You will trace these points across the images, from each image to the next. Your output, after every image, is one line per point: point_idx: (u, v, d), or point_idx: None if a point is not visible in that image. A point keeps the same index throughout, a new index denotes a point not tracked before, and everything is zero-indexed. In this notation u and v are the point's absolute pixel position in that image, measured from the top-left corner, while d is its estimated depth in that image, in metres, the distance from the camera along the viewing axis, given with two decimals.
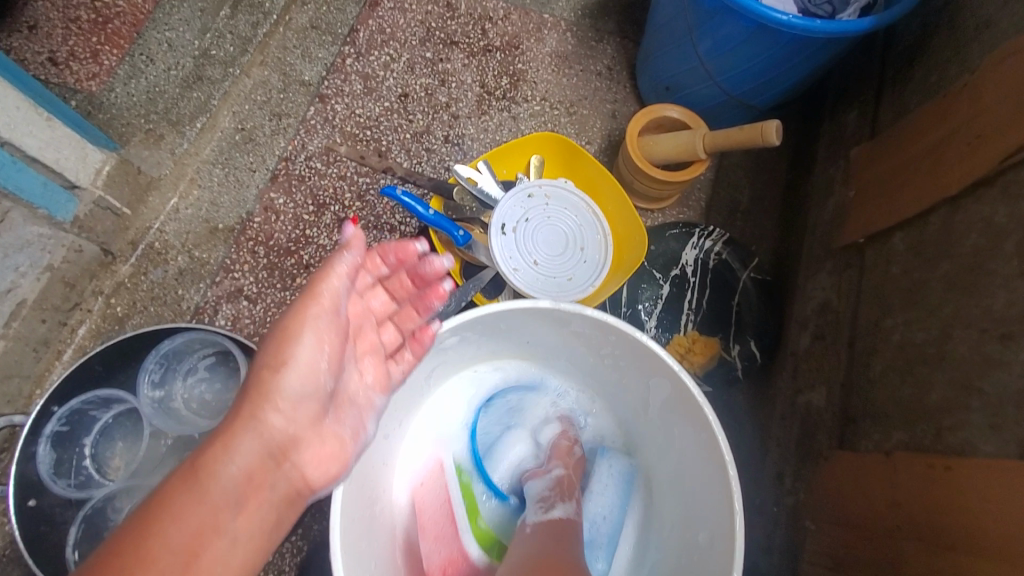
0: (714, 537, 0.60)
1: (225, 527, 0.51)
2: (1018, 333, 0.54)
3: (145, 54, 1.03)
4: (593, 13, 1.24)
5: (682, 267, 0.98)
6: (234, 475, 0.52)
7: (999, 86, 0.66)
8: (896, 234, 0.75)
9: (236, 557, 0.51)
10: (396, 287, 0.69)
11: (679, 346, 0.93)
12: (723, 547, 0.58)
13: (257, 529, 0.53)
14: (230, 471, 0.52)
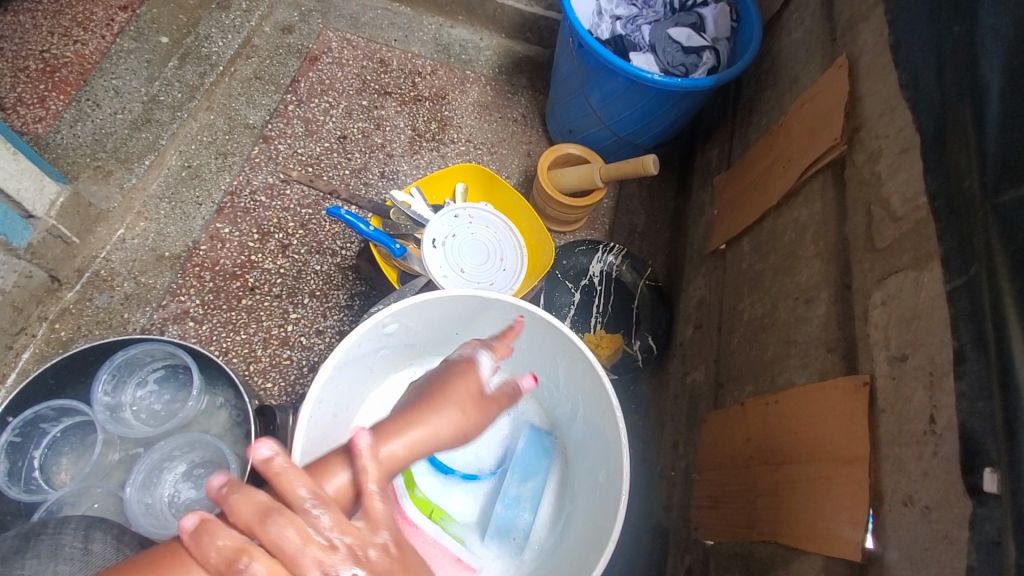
0: (610, 475, 0.73)
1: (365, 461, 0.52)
2: (814, 296, 0.72)
3: (91, 100, 1.16)
4: (508, 71, 1.45)
5: (596, 278, 1.15)
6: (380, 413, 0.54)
7: (798, 124, 0.89)
8: (744, 238, 0.95)
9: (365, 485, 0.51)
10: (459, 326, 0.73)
11: (591, 341, 1.09)
12: (617, 478, 0.71)
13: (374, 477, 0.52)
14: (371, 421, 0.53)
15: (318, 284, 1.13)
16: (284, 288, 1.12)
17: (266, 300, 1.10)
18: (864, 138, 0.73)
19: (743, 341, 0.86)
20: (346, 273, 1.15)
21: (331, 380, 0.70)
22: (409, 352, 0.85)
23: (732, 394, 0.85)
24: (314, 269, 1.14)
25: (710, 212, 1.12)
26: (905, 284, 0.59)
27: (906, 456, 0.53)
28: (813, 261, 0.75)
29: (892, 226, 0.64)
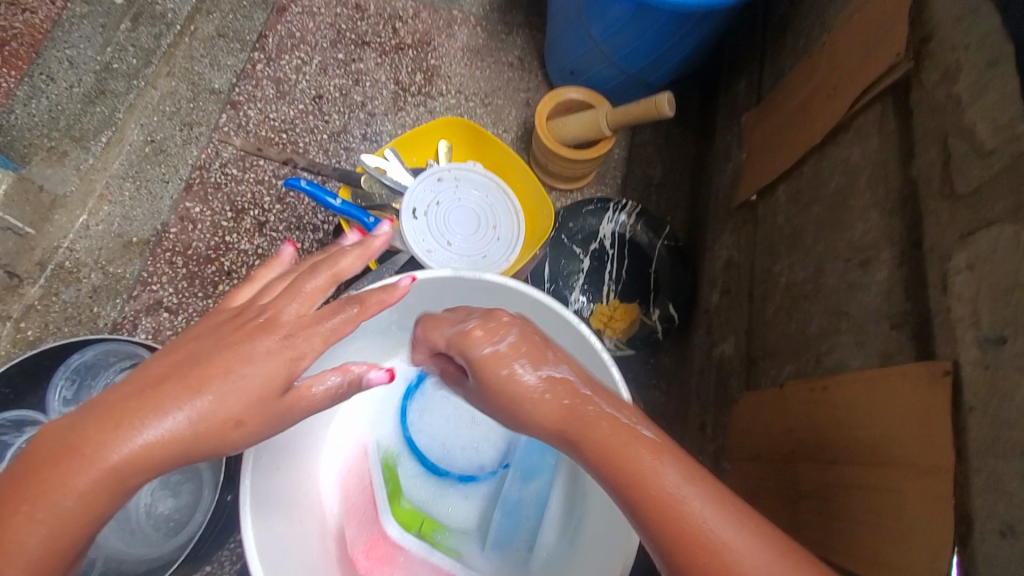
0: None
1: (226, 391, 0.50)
2: (872, 258, 0.58)
3: (43, 74, 1.03)
4: (500, 7, 1.28)
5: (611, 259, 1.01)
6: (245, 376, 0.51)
7: (845, 41, 0.72)
8: (779, 187, 0.81)
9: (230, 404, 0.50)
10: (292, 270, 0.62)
11: (602, 316, 0.97)
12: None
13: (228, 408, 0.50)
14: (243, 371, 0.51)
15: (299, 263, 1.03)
16: None
17: None
18: (934, 51, 0.57)
19: (780, 311, 0.73)
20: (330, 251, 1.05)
21: None
22: (390, 341, 0.76)
23: (768, 373, 0.73)
24: (295, 248, 1.04)
25: (737, 157, 0.97)
26: (1000, 243, 0.45)
27: (1005, 471, 0.41)
28: (869, 213, 0.61)
29: (978, 165, 0.49)
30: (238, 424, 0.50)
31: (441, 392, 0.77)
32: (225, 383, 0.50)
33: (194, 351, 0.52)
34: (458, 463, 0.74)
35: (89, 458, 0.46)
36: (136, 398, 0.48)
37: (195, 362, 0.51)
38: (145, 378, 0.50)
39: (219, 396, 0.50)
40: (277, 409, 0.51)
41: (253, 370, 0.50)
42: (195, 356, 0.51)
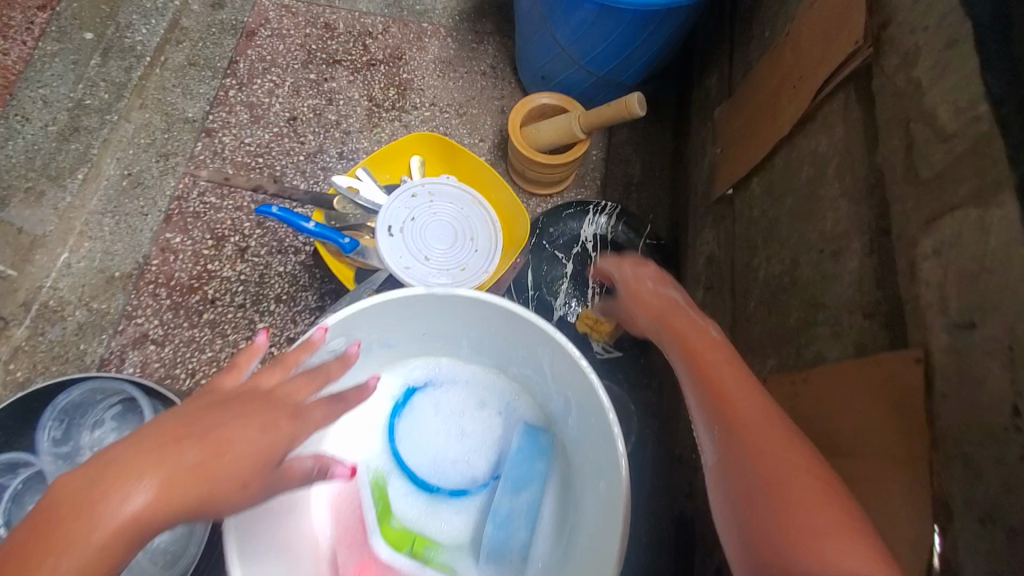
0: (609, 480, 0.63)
1: (234, 452, 0.49)
2: (844, 248, 0.58)
3: (20, 115, 1.05)
4: (470, 17, 1.28)
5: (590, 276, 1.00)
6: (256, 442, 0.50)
7: (807, 30, 0.72)
8: (754, 179, 0.80)
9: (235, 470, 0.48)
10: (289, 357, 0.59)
11: (587, 321, 0.95)
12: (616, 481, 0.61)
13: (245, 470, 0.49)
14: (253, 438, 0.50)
15: (283, 286, 1.03)
16: (247, 296, 1.02)
17: (230, 311, 1.01)
18: (891, 35, 0.57)
19: (761, 304, 0.72)
20: (313, 272, 1.05)
21: None
22: (375, 359, 0.76)
23: (754, 367, 0.72)
24: (278, 271, 1.04)
25: (713, 151, 0.97)
26: (964, 226, 0.45)
27: (981, 458, 0.40)
28: (839, 202, 0.61)
29: (938, 148, 0.49)
30: (239, 489, 0.48)
31: (429, 408, 0.77)
32: (224, 446, 0.49)
33: (208, 413, 0.50)
34: (448, 477, 0.74)
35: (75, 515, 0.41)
36: (156, 449, 0.46)
37: (203, 428, 0.49)
38: (159, 430, 0.47)
39: (234, 457, 0.49)
40: (275, 478, 0.51)
41: (256, 438, 0.51)
42: (207, 419, 0.50)
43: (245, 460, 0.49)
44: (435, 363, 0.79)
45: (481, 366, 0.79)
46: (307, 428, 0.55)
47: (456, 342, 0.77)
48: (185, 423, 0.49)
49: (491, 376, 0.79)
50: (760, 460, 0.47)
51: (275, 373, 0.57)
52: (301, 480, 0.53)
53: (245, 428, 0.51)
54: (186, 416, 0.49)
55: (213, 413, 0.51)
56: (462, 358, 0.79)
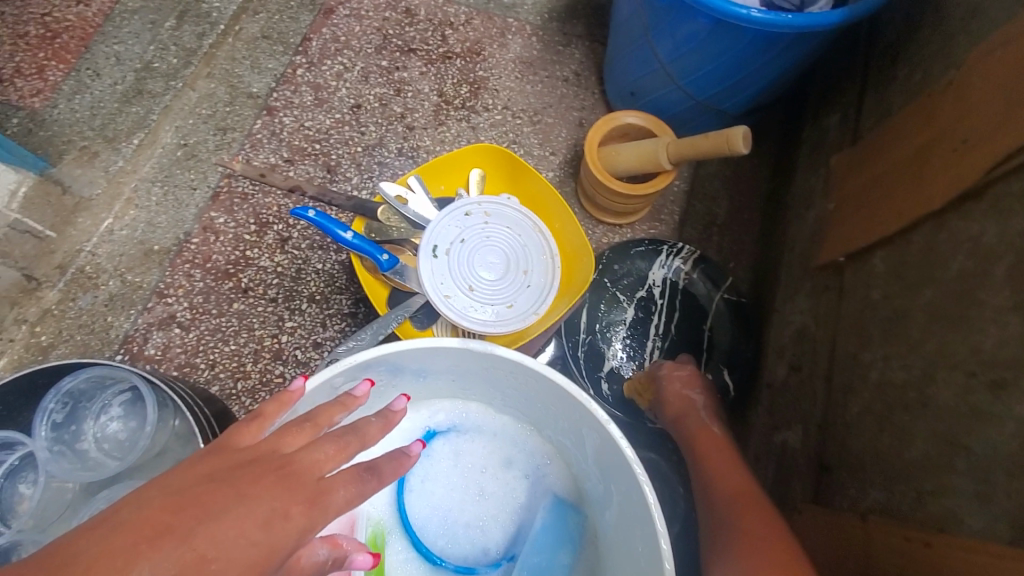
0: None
1: (228, 552, 0.35)
2: (1011, 381, 0.45)
3: (91, 69, 1.04)
4: (560, 16, 1.17)
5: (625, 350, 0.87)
6: (258, 539, 0.37)
7: (984, 82, 0.56)
8: (876, 254, 0.66)
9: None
10: (324, 414, 0.51)
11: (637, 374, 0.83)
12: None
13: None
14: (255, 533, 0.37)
15: (318, 286, 0.97)
16: (280, 290, 0.96)
17: (261, 304, 0.95)
18: None
19: (867, 414, 0.58)
20: (351, 274, 0.97)
21: None
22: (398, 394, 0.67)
23: (845, 491, 0.58)
24: (316, 268, 0.97)
25: (822, 206, 0.82)
26: None
27: None
28: (1009, 317, 0.46)
29: None
30: None
31: (448, 458, 0.69)
32: (213, 547, 0.35)
33: (199, 495, 0.37)
34: (455, 545, 0.66)
35: None
36: (120, 545, 0.32)
37: (193, 521, 0.35)
38: (129, 519, 0.34)
39: (227, 557, 0.35)
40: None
41: (258, 533, 0.37)
42: (199, 506, 0.36)
43: (240, 564, 0.35)
44: (462, 408, 0.70)
45: (514, 422, 0.70)
46: (325, 518, 0.42)
47: (489, 391, 0.68)
48: (165, 506, 0.36)
49: (523, 436, 0.70)
50: (747, 544, 0.52)
51: (303, 432, 0.48)
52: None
53: (247, 518, 0.37)
54: (171, 503, 0.36)
55: (207, 496, 0.37)
56: (493, 409, 0.70)
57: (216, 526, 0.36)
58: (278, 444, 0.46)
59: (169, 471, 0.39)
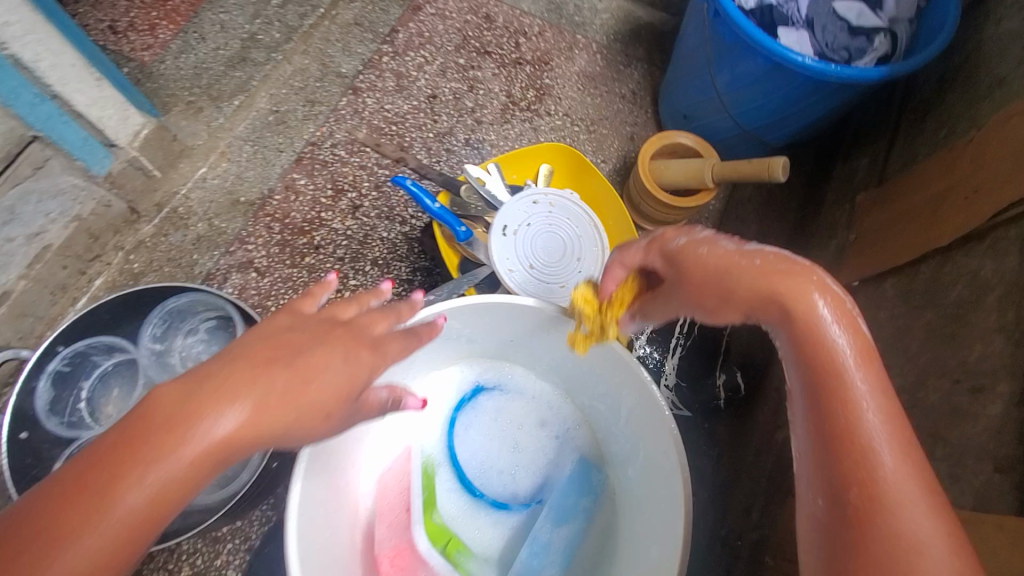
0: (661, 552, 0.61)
1: (320, 381, 0.54)
2: (986, 388, 0.53)
3: (197, 34, 1.16)
4: (624, 39, 1.28)
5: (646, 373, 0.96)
6: (336, 375, 0.56)
7: (998, 142, 0.66)
8: (888, 280, 0.76)
9: (320, 397, 0.54)
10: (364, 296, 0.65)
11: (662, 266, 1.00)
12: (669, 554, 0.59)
13: (329, 396, 0.55)
14: (334, 371, 0.55)
15: (382, 252, 1.07)
16: (348, 251, 1.06)
17: (328, 262, 1.05)
18: None
19: None
20: (412, 246, 1.08)
21: None
22: (457, 349, 0.78)
23: None
24: (381, 236, 1.08)
25: (844, 237, 0.92)
26: None
27: None
28: (992, 335, 0.56)
29: None
30: (322, 415, 0.54)
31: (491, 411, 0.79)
32: (310, 377, 0.54)
33: (292, 340, 0.56)
34: (492, 486, 0.75)
35: (177, 421, 0.47)
36: (245, 368, 0.51)
37: (289, 354, 0.54)
38: (253, 353, 0.53)
39: (317, 384, 0.54)
40: (354, 408, 0.58)
41: (339, 370, 0.56)
42: (292, 348, 0.55)
43: (326, 391, 0.55)
44: (508, 371, 0.80)
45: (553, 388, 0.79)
46: (384, 362, 0.60)
47: (535, 355, 0.78)
48: (270, 349, 0.54)
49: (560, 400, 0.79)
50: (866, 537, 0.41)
51: (348, 305, 0.63)
52: (378, 407, 0.62)
53: (331, 360, 0.56)
54: (273, 345, 0.54)
55: (296, 342, 0.56)
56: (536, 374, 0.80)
57: (308, 363, 0.54)
58: (337, 313, 0.62)
59: (259, 325, 0.57)
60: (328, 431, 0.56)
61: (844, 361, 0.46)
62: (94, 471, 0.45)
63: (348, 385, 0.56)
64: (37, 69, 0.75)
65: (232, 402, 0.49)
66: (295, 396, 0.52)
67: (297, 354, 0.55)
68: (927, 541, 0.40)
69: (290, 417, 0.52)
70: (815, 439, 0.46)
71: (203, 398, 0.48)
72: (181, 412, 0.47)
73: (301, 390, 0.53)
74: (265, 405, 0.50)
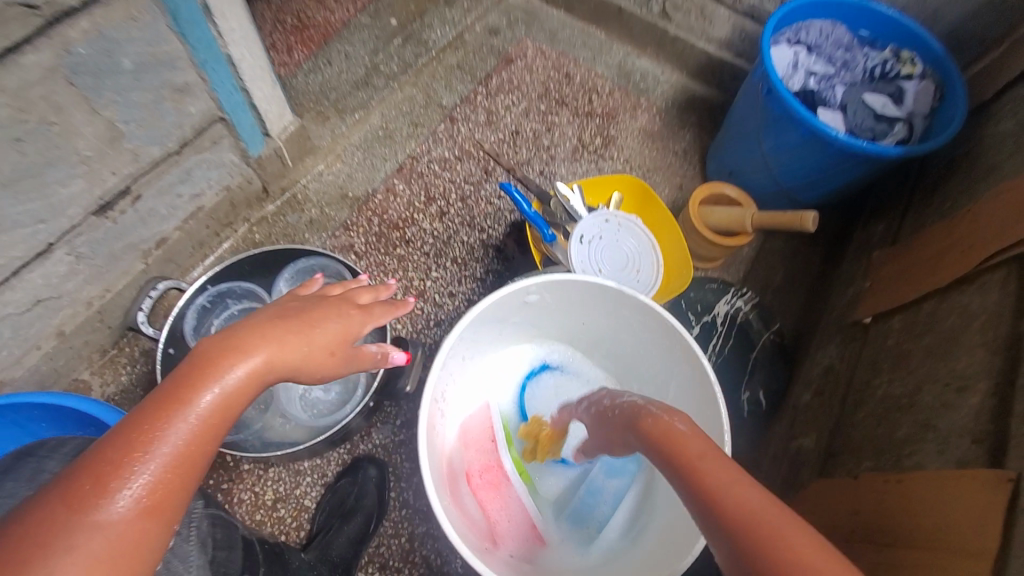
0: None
1: (323, 329, 0.67)
2: (969, 386, 0.69)
3: (326, 59, 1.42)
4: (681, 106, 1.51)
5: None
6: (334, 327, 0.69)
7: (989, 211, 0.84)
8: (896, 315, 0.92)
9: (327, 340, 0.66)
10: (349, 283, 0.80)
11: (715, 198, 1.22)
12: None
13: (333, 339, 0.68)
14: (333, 325, 0.69)
15: (461, 252, 1.25)
16: (433, 248, 1.24)
17: (416, 255, 1.23)
18: None
19: (872, 416, 0.82)
20: (487, 251, 1.25)
21: (472, 329, 0.79)
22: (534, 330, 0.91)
23: (845, 465, 0.82)
24: (462, 240, 1.26)
25: (860, 285, 1.08)
26: None
27: None
28: (976, 350, 0.72)
29: None
30: (330, 355, 0.67)
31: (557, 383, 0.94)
32: (318, 332, 0.66)
33: (295, 307, 0.68)
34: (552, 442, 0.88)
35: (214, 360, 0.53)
36: (265, 321, 0.61)
37: (296, 314, 0.66)
38: (264, 315, 0.63)
39: (323, 330, 0.67)
40: (350, 355, 0.70)
41: (335, 325, 0.69)
42: (293, 310, 0.66)
43: (331, 337, 0.67)
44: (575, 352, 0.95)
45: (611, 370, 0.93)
46: (374, 321, 0.75)
47: (601, 341, 0.91)
48: (273, 313, 0.64)
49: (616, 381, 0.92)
50: None
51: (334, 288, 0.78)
52: (369, 361, 0.74)
53: (329, 317, 0.69)
54: (281, 308, 0.66)
55: (295, 306, 0.68)
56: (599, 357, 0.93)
57: (312, 318, 0.67)
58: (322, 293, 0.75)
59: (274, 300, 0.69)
60: (333, 374, 0.68)
61: (676, 428, 0.54)
62: (169, 386, 0.50)
63: (344, 335, 0.70)
64: (241, 68, 0.96)
65: (263, 340, 0.58)
66: (307, 345, 0.63)
67: (302, 312, 0.67)
68: (800, 551, 0.42)
69: (301, 353, 0.62)
70: (719, 541, 0.46)
71: (225, 352, 0.54)
72: (212, 363, 0.53)
73: (312, 337, 0.65)
74: (284, 350, 0.59)
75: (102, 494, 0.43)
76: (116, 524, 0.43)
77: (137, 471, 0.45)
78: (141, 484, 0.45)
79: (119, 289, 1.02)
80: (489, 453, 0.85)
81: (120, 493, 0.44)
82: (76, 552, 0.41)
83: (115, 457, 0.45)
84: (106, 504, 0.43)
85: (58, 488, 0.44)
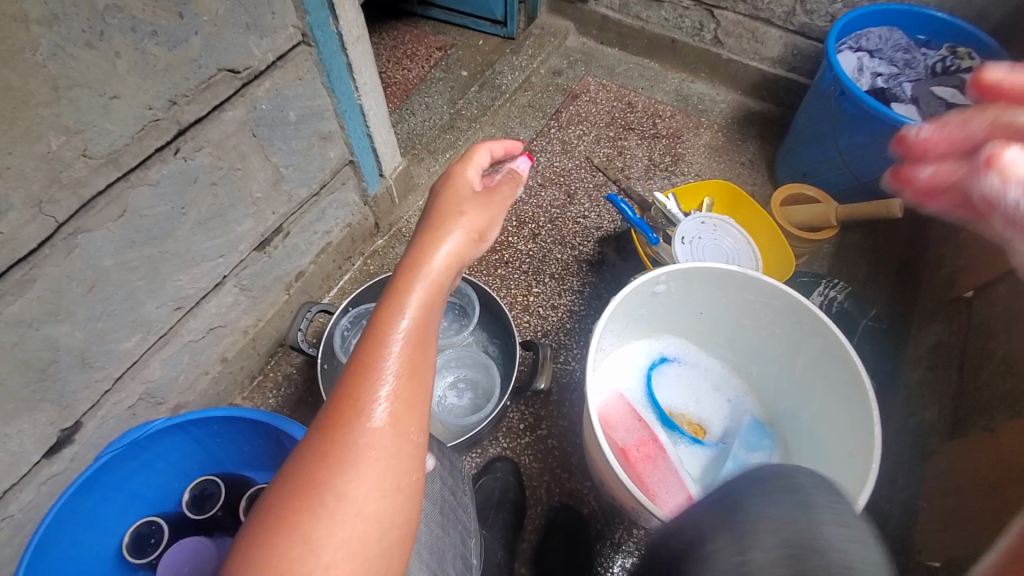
0: (855, 446, 0.76)
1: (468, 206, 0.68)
2: None
3: (412, 111, 1.57)
4: (740, 122, 1.61)
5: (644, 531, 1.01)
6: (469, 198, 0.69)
7: None
8: (1000, 282, 0.96)
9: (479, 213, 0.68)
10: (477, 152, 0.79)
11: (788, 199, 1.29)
12: (862, 444, 0.74)
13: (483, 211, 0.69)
14: (467, 198, 0.69)
15: (557, 268, 1.34)
16: (530, 266, 1.34)
17: (516, 274, 1.32)
18: None
19: (996, 375, 0.86)
20: (581, 265, 1.34)
21: (608, 323, 0.88)
22: (654, 325, 0.99)
23: (979, 425, 0.84)
24: (556, 257, 1.35)
25: (952, 264, 1.13)
26: None
27: None
28: None
29: None
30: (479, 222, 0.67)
31: (677, 374, 1.00)
32: (466, 207, 0.68)
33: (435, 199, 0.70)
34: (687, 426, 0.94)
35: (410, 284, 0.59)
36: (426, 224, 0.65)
37: (439, 206, 0.68)
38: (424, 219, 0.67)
39: (468, 204, 0.68)
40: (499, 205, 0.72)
41: (471, 199, 0.69)
42: (440, 205, 0.68)
43: (476, 206, 0.69)
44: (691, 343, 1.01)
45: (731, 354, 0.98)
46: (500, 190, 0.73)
47: (719, 328, 0.97)
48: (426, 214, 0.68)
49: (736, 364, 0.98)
50: None
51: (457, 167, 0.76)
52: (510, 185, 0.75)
53: (462, 197, 0.69)
54: (432, 203, 0.69)
55: (434, 199, 0.70)
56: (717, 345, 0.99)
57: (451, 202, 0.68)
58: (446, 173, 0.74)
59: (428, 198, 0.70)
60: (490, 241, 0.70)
61: None
62: (375, 321, 0.56)
63: (483, 200, 0.70)
64: (368, 115, 1.10)
65: (431, 238, 0.63)
66: (463, 219, 0.66)
67: (448, 193, 0.70)
68: None
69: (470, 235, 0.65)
70: None
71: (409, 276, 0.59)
72: (401, 288, 0.58)
73: (465, 208, 0.68)
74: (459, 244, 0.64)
75: (361, 415, 0.51)
76: (380, 436, 0.50)
77: (381, 395, 0.52)
78: (383, 411, 0.51)
79: (267, 319, 1.13)
80: (642, 431, 0.90)
81: (375, 412, 0.51)
82: (367, 464, 0.49)
83: (365, 382, 0.52)
84: (367, 420, 0.51)
85: (326, 414, 0.52)
